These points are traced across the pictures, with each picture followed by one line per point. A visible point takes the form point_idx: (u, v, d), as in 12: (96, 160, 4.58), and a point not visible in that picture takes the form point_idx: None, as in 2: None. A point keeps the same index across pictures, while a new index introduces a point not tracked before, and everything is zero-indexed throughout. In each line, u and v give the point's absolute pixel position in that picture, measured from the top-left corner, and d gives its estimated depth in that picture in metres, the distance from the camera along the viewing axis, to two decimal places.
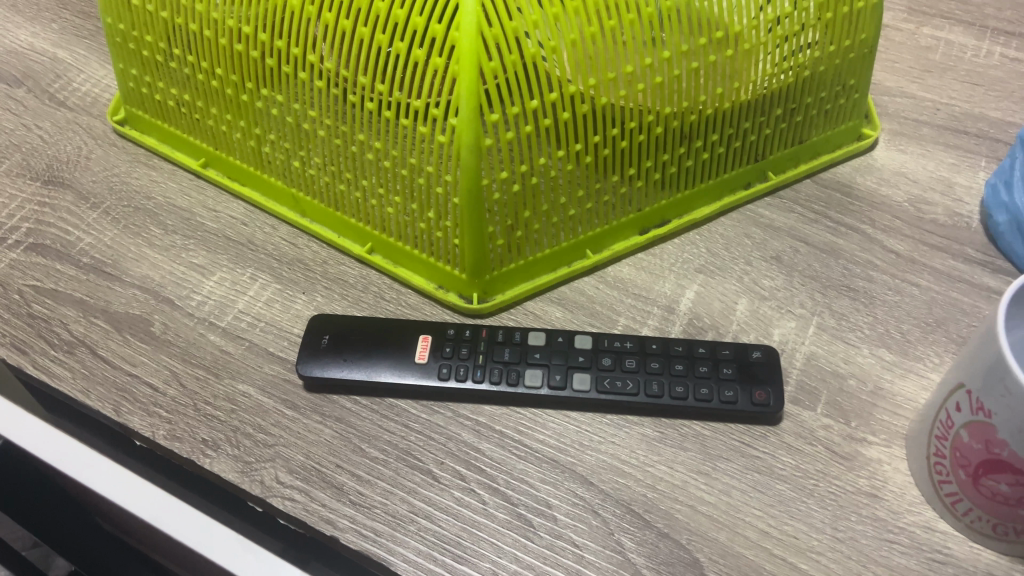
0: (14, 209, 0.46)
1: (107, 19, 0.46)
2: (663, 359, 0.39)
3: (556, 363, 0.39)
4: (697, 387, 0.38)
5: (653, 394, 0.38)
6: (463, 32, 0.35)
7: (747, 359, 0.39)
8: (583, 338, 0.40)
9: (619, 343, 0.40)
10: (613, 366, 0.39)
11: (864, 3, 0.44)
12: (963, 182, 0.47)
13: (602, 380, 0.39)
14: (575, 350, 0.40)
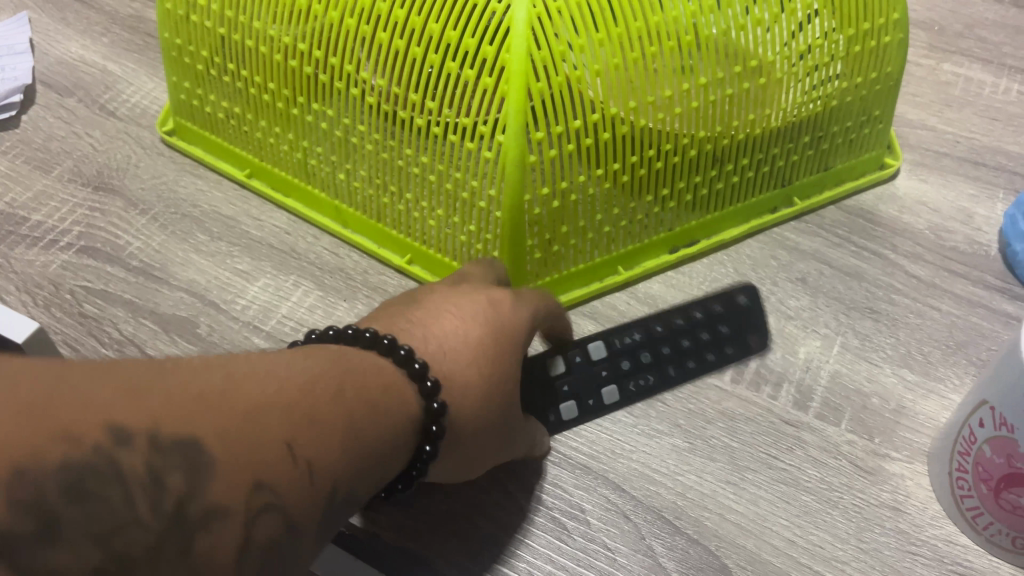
0: (67, 212, 0.48)
1: (164, 34, 0.48)
2: (669, 341, 0.42)
3: (585, 388, 0.40)
4: (693, 367, 0.42)
5: (667, 383, 0.41)
6: (513, 54, 0.37)
7: (732, 328, 0.43)
8: (598, 344, 0.41)
9: (629, 337, 0.42)
10: (630, 368, 0.41)
11: (890, 37, 0.46)
12: (982, 213, 0.49)
13: (627, 385, 0.41)
14: (593, 364, 0.41)
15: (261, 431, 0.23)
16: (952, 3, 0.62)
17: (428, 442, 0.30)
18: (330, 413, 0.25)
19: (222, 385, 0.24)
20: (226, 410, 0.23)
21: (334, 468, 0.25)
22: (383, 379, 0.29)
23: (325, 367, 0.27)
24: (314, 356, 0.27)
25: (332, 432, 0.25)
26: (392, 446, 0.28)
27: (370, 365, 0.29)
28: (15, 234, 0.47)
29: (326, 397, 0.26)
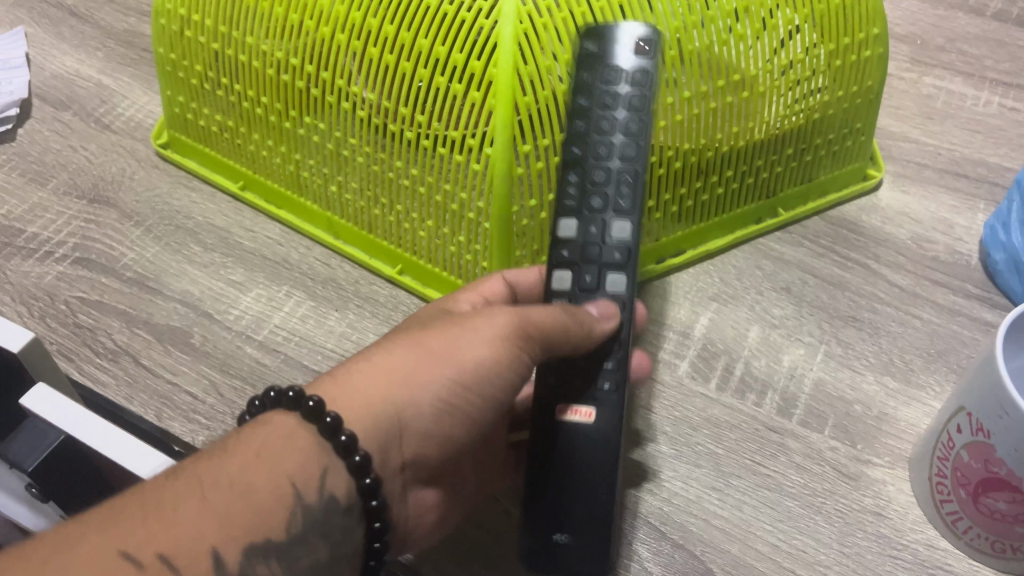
0: (62, 224, 0.49)
1: (159, 48, 0.49)
2: (618, 125, 0.37)
3: (585, 259, 0.36)
4: (598, 119, 0.37)
5: (630, 188, 0.37)
6: (501, 68, 0.38)
7: (593, 54, 0.37)
8: (614, 225, 0.36)
9: (601, 150, 0.37)
10: (583, 203, 0.37)
11: (871, 52, 0.47)
12: (963, 223, 0.50)
13: (613, 254, 0.36)
14: (587, 265, 0.36)
15: (169, 569, 0.26)
16: (934, 17, 0.63)
17: (368, 475, 0.31)
18: (243, 514, 0.28)
19: (104, 561, 0.26)
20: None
21: (256, 565, 0.28)
22: (274, 469, 0.29)
23: (209, 491, 0.28)
24: (193, 481, 0.28)
25: (239, 542, 0.28)
26: (325, 504, 0.30)
27: (265, 444, 0.30)
28: (11, 245, 0.47)
29: (216, 521, 0.28)
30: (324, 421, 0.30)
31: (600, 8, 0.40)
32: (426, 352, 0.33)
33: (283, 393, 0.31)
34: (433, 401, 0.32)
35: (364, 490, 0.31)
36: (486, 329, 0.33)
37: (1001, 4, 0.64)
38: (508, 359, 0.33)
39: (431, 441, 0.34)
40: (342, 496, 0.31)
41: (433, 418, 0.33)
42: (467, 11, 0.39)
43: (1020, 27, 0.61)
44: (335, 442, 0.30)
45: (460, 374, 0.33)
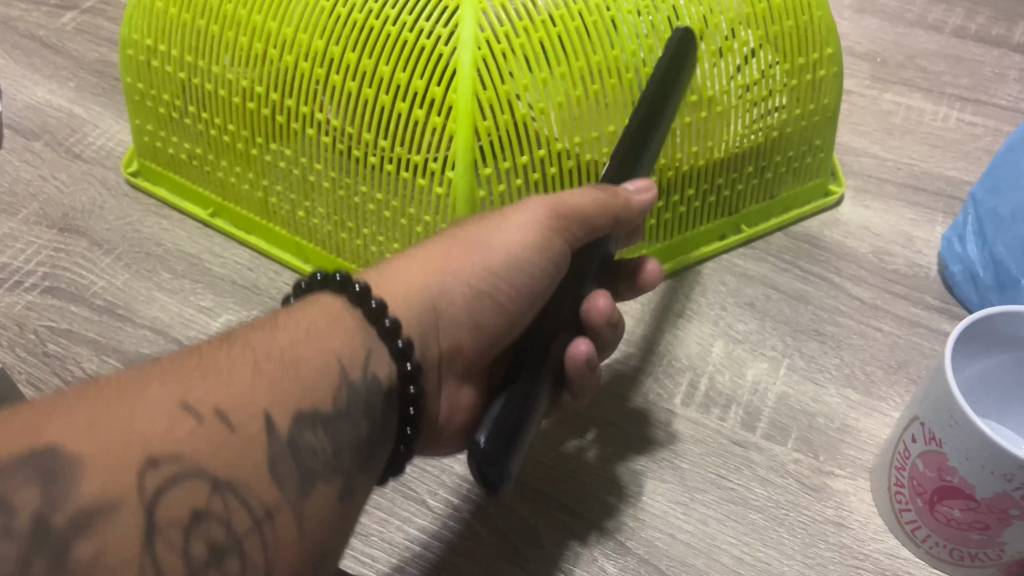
0: (32, 253, 0.49)
1: (127, 79, 0.50)
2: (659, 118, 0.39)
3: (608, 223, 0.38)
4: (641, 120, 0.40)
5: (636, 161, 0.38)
6: (460, 94, 0.39)
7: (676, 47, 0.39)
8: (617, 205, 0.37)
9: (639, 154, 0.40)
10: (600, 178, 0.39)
11: (826, 71, 0.48)
12: (922, 236, 0.51)
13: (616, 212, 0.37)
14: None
15: (225, 427, 0.24)
16: (894, 35, 0.64)
17: (413, 384, 0.31)
18: (301, 383, 0.27)
19: (161, 414, 0.24)
20: (169, 434, 0.23)
21: (307, 433, 0.26)
22: (322, 347, 0.28)
23: (262, 361, 0.27)
24: (244, 350, 0.27)
25: (292, 408, 0.26)
26: (369, 384, 0.29)
27: (311, 321, 0.29)
28: None
29: (269, 386, 0.26)
30: (368, 305, 0.30)
31: (558, 34, 0.41)
32: (469, 248, 0.34)
33: (321, 275, 0.32)
34: (464, 288, 0.34)
35: (406, 377, 0.31)
36: (522, 216, 0.35)
37: (959, 21, 0.65)
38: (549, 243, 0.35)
39: (465, 330, 0.34)
40: (386, 378, 0.30)
41: (466, 306, 0.34)
42: (427, 38, 0.40)
43: (978, 43, 0.63)
44: (367, 309, 0.30)
45: (495, 262, 0.34)
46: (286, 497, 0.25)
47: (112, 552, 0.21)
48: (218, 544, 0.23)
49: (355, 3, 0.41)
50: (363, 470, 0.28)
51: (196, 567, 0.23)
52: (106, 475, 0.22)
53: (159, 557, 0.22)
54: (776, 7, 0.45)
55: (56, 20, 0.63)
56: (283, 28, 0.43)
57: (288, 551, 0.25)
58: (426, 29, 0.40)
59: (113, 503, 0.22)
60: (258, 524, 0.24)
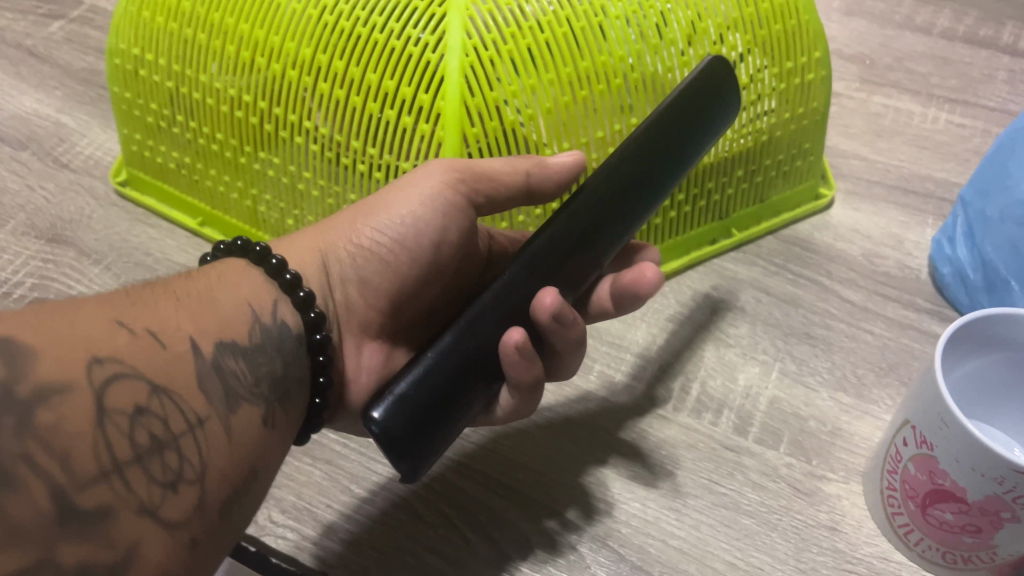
0: (19, 264, 0.49)
1: (114, 87, 0.50)
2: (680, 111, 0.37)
3: None
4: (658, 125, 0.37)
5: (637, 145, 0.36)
6: (448, 100, 0.39)
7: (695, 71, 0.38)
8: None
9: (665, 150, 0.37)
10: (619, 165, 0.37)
11: (814, 75, 0.48)
12: (912, 238, 0.51)
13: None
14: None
15: (156, 343, 0.27)
16: (882, 37, 0.64)
17: (320, 332, 0.34)
18: (215, 315, 0.30)
19: (100, 325, 0.26)
20: (109, 339, 0.26)
21: (228, 359, 0.29)
22: (235, 295, 0.32)
23: (182, 297, 0.30)
24: (163, 291, 0.30)
25: (213, 337, 0.29)
26: (279, 328, 0.33)
27: (222, 275, 0.33)
28: None
29: (191, 317, 0.29)
30: (270, 261, 0.34)
31: (546, 39, 0.41)
32: (362, 210, 0.37)
33: (224, 244, 0.36)
34: (347, 245, 0.37)
35: (311, 325, 0.34)
36: (418, 183, 0.36)
37: (947, 22, 0.65)
38: (445, 205, 0.36)
39: (352, 285, 0.37)
40: (292, 325, 0.33)
41: (351, 261, 0.37)
42: (414, 45, 0.40)
43: (966, 44, 0.63)
44: (282, 280, 0.34)
45: (384, 227, 0.36)
46: (213, 409, 0.28)
47: (67, 425, 0.23)
48: (157, 437, 0.25)
49: (342, 10, 0.41)
50: (282, 404, 0.31)
51: (141, 453, 0.25)
52: (57, 360, 0.24)
53: (108, 436, 0.24)
54: (764, 11, 0.45)
55: (43, 29, 0.63)
56: (271, 36, 0.43)
57: (218, 457, 0.27)
58: (413, 36, 0.40)
59: (65, 385, 0.24)
60: (191, 429, 0.27)
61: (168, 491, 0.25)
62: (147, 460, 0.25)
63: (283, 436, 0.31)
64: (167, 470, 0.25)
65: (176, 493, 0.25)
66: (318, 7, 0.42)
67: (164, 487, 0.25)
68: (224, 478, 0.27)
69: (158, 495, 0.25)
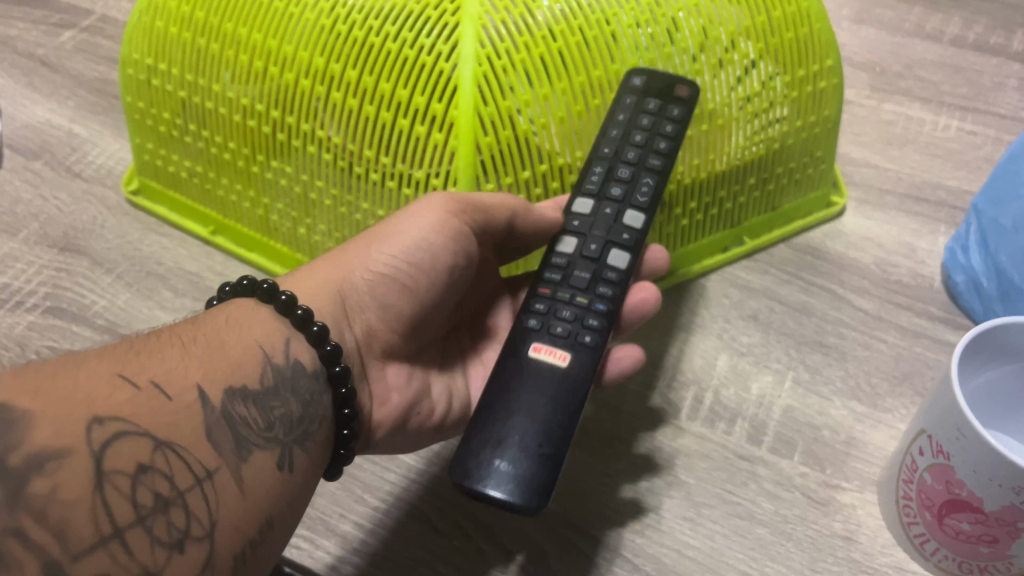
0: (32, 274, 0.49)
1: (127, 97, 0.50)
2: (647, 134, 0.40)
3: (597, 232, 0.39)
4: (627, 151, 0.40)
5: (651, 188, 0.39)
6: (462, 110, 0.39)
7: (684, 102, 0.41)
8: (578, 203, 0.40)
9: (621, 170, 0.40)
10: (605, 192, 0.40)
11: (826, 83, 0.48)
12: (925, 246, 0.51)
13: (621, 234, 0.39)
14: (599, 279, 0.37)
15: (162, 396, 0.28)
16: (892, 45, 0.64)
17: (339, 364, 0.34)
18: (222, 361, 0.31)
19: (105, 382, 0.27)
20: (111, 398, 0.27)
21: (238, 406, 0.30)
22: (243, 337, 0.33)
23: (189, 345, 0.31)
24: (172, 340, 0.31)
25: (223, 385, 0.30)
26: (292, 368, 0.33)
27: (229, 319, 0.33)
28: None
29: (200, 365, 0.30)
30: (278, 298, 0.34)
31: (558, 48, 0.41)
32: (374, 236, 0.38)
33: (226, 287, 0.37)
34: (364, 271, 0.37)
35: (328, 358, 0.34)
36: (428, 208, 0.37)
37: (958, 30, 0.65)
38: (456, 227, 0.37)
39: (373, 314, 0.37)
40: (310, 364, 0.34)
41: (369, 287, 0.37)
42: (427, 55, 0.40)
43: (976, 52, 0.63)
44: (294, 316, 0.34)
45: (400, 254, 0.37)
46: (221, 461, 0.29)
47: (66, 492, 0.24)
48: (162, 495, 0.27)
49: (355, 20, 0.41)
50: (301, 445, 0.32)
51: (145, 513, 0.26)
52: (56, 426, 0.25)
53: (107, 499, 0.25)
54: (775, 19, 0.45)
55: (54, 39, 0.63)
56: (283, 46, 0.43)
57: (226, 508, 0.28)
58: (426, 46, 0.40)
59: (62, 450, 0.25)
60: (198, 482, 0.28)
61: (173, 550, 0.26)
62: (151, 519, 0.26)
63: (301, 481, 0.32)
64: (173, 528, 0.26)
65: (183, 552, 0.26)
66: (330, 16, 0.42)
67: (169, 546, 0.26)
68: (236, 530, 0.28)
69: (162, 556, 0.26)
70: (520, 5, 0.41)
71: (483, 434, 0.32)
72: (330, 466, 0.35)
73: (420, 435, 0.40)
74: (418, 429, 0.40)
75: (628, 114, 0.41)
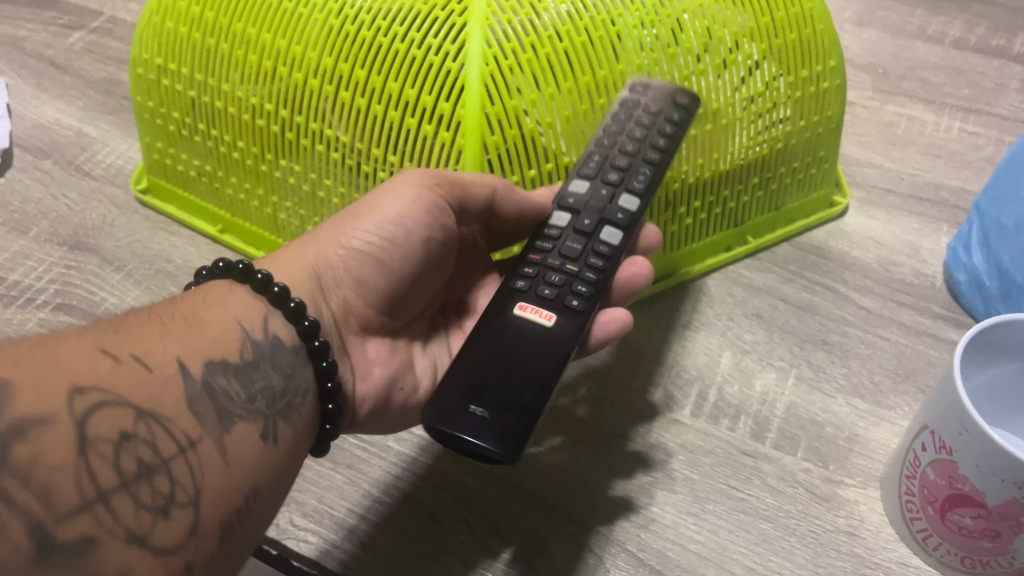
0: (43, 271, 0.49)
1: (137, 96, 0.50)
2: (646, 127, 0.41)
3: (592, 210, 0.39)
4: (626, 142, 0.40)
5: (648, 177, 0.40)
6: (469, 109, 0.40)
7: (685, 110, 0.41)
8: (574, 182, 0.40)
9: (619, 156, 0.40)
10: (602, 176, 0.40)
11: (829, 83, 0.48)
12: (927, 245, 0.51)
13: (616, 214, 0.39)
14: (589, 251, 0.38)
15: (142, 368, 0.29)
16: (895, 47, 0.64)
17: (317, 339, 0.34)
18: (201, 336, 0.31)
19: (84, 355, 0.28)
20: (92, 370, 0.27)
21: (218, 378, 0.31)
22: (221, 313, 0.33)
23: (167, 321, 0.31)
24: (151, 316, 0.31)
25: (202, 358, 0.31)
26: (272, 343, 0.33)
27: (207, 296, 0.34)
28: None
29: (178, 338, 0.31)
30: (254, 277, 0.34)
31: (564, 48, 0.41)
32: (346, 217, 0.37)
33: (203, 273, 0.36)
34: (337, 250, 0.37)
35: (306, 333, 0.34)
36: (398, 186, 0.37)
37: (960, 32, 0.66)
38: (426, 206, 0.37)
39: (351, 290, 0.37)
40: (287, 339, 0.34)
41: (344, 264, 0.37)
42: (435, 55, 0.40)
43: (978, 54, 0.63)
44: (269, 294, 0.34)
45: (372, 236, 0.36)
46: (204, 431, 0.29)
47: (49, 456, 0.25)
48: (145, 463, 0.27)
49: (364, 20, 0.42)
50: (284, 417, 0.32)
51: (128, 479, 0.26)
52: (37, 397, 0.25)
53: (91, 465, 0.26)
54: (779, 20, 0.46)
55: (64, 40, 0.64)
56: (292, 45, 0.43)
57: (211, 477, 0.29)
58: (434, 45, 0.40)
59: (44, 418, 0.25)
60: (181, 451, 0.28)
61: (159, 515, 0.26)
62: (135, 486, 0.26)
63: (287, 453, 0.32)
64: (158, 494, 0.27)
65: (168, 518, 0.27)
66: (339, 16, 0.42)
67: (155, 512, 0.26)
68: (221, 498, 0.29)
69: (147, 521, 0.26)
70: (527, 6, 0.41)
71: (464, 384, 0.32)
72: (318, 442, 0.35)
73: (404, 412, 0.40)
74: (402, 405, 0.40)
75: (630, 115, 0.41)
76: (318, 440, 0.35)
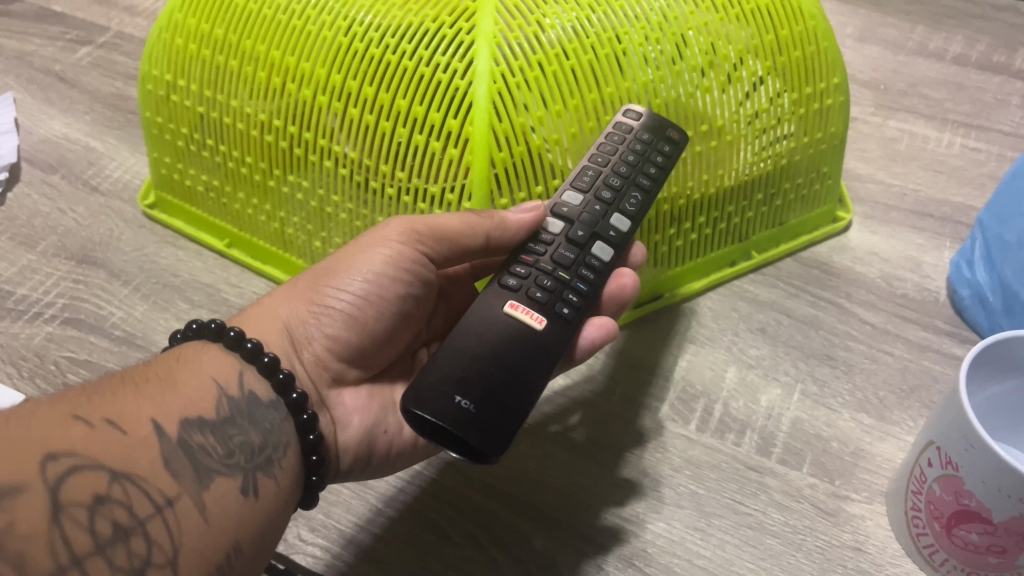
0: (51, 285, 0.50)
1: (146, 112, 0.51)
2: (641, 156, 0.40)
3: (585, 225, 0.38)
4: (624, 169, 0.40)
5: (640, 202, 0.40)
6: (476, 127, 0.40)
7: (675, 144, 0.41)
8: (567, 195, 0.39)
9: (613, 178, 0.40)
10: (598, 195, 0.39)
11: (833, 100, 0.49)
12: (930, 261, 0.51)
13: (609, 231, 0.38)
14: (582, 262, 0.37)
15: (115, 431, 0.29)
16: (895, 63, 0.65)
17: (294, 390, 0.35)
18: (174, 396, 0.31)
19: (56, 423, 0.28)
20: (65, 436, 0.28)
21: (194, 435, 0.31)
22: (197, 371, 0.33)
23: (141, 382, 0.31)
24: (123, 380, 0.31)
25: (178, 417, 0.31)
26: (248, 399, 0.34)
27: (182, 354, 0.34)
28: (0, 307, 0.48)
29: (152, 400, 0.31)
30: (227, 335, 0.35)
31: (571, 66, 0.41)
32: (322, 274, 0.38)
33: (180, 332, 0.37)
34: (309, 308, 0.37)
35: (281, 385, 0.34)
36: (376, 246, 0.37)
37: (960, 48, 0.66)
38: (401, 262, 0.37)
39: (324, 345, 0.37)
40: (263, 394, 0.34)
41: (316, 322, 0.37)
42: (443, 72, 0.41)
43: (979, 70, 0.64)
44: (243, 350, 0.35)
45: (342, 286, 0.37)
46: (182, 488, 0.29)
47: (23, 526, 0.25)
48: (121, 525, 0.27)
49: (371, 38, 0.42)
50: (265, 470, 0.32)
51: (104, 543, 0.27)
52: (12, 466, 0.26)
53: (67, 531, 0.26)
54: (784, 38, 0.46)
55: (72, 55, 0.64)
56: (302, 63, 0.44)
57: (190, 534, 0.29)
58: (442, 63, 0.41)
59: (18, 486, 0.26)
60: (159, 510, 0.28)
61: None
62: (111, 549, 0.27)
63: (270, 506, 0.32)
64: (134, 556, 0.27)
65: None
66: (347, 34, 0.43)
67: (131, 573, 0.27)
68: (200, 557, 0.29)
69: None
70: (533, 23, 0.42)
71: (442, 374, 0.32)
72: (305, 494, 0.35)
73: (391, 458, 0.39)
74: (386, 451, 0.39)
75: (624, 140, 0.41)
76: (305, 491, 0.35)
